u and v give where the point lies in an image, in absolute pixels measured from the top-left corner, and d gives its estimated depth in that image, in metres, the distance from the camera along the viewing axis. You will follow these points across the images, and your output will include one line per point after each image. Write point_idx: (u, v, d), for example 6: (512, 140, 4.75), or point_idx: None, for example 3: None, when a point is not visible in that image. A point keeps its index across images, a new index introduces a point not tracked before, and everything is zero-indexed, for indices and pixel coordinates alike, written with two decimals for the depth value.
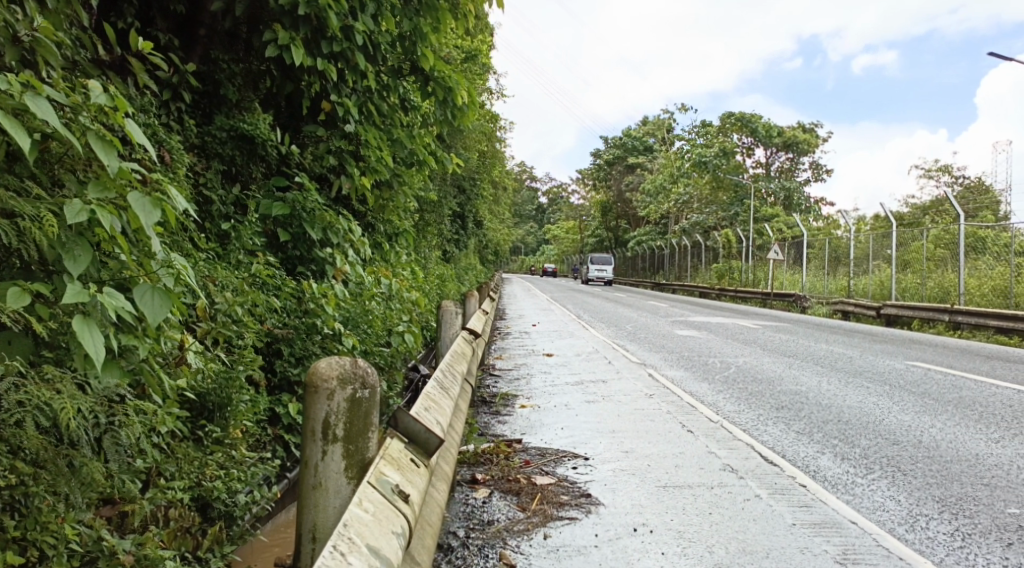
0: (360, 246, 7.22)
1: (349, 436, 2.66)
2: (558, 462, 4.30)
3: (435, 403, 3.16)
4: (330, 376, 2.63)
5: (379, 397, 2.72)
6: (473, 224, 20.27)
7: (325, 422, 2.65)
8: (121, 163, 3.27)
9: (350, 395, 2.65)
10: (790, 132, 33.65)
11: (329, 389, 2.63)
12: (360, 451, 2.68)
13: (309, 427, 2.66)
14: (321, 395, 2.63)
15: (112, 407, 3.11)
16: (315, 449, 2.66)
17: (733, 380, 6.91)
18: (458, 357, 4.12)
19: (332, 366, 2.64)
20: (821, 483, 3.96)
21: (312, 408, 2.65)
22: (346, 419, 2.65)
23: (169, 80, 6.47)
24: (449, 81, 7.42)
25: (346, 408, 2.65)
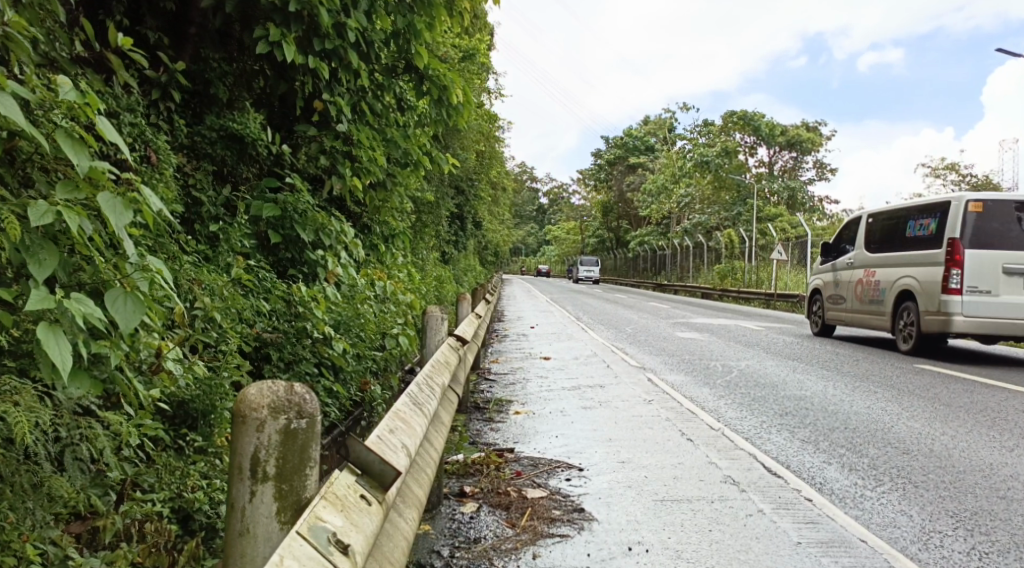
0: (353, 248, 7.06)
1: (283, 475, 2.21)
2: (551, 473, 4.15)
3: (407, 420, 2.90)
4: (260, 405, 2.19)
5: (320, 428, 2.27)
6: (472, 225, 20.16)
7: (255, 459, 2.21)
8: (92, 162, 3.14)
9: (284, 428, 2.20)
10: (794, 131, 33.48)
11: (258, 421, 2.19)
12: (296, 492, 2.22)
13: (235, 464, 2.22)
14: (250, 427, 2.19)
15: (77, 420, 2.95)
16: (242, 490, 2.22)
17: (734, 385, 6.74)
18: (438, 368, 3.90)
19: (262, 393, 2.20)
20: (828, 496, 3.81)
21: (238, 443, 2.20)
22: (279, 456, 2.21)
23: (157, 79, 6.33)
24: (444, 80, 7.27)
25: (278, 442, 2.20)
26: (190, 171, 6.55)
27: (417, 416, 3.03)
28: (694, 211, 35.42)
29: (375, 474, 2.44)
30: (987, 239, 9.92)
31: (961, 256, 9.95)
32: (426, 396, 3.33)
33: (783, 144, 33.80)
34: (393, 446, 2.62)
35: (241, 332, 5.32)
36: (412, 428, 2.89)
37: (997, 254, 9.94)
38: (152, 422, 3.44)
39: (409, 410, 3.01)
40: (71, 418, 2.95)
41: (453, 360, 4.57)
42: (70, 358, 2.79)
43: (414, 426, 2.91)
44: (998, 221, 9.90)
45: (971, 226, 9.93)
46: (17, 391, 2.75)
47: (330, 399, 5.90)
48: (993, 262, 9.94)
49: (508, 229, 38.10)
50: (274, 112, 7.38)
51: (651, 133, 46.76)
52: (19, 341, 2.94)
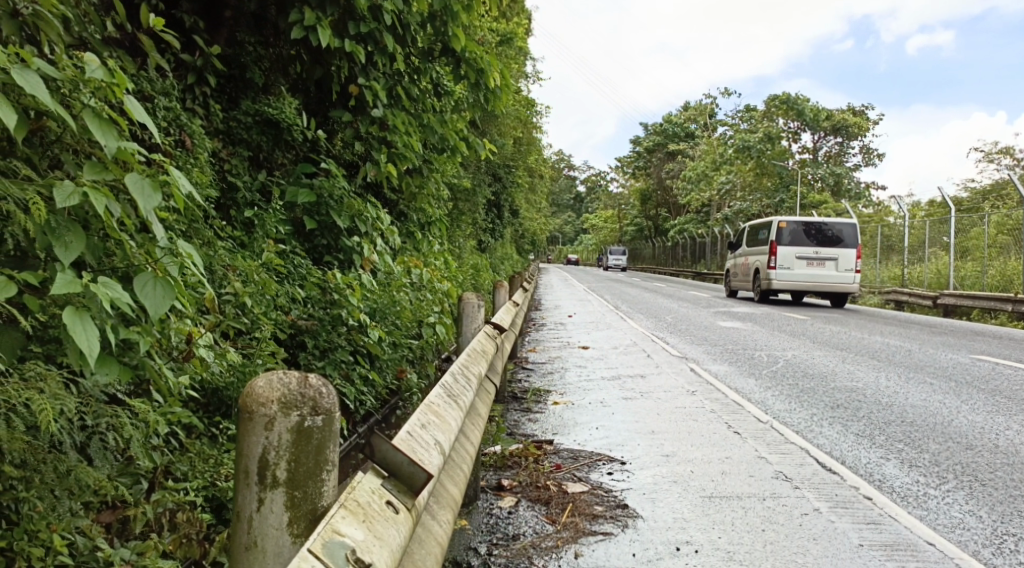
0: (389, 235, 6.96)
1: (295, 480, 2.06)
2: (592, 467, 4.01)
3: (440, 413, 2.78)
4: (269, 400, 2.04)
5: (337, 426, 2.11)
6: (509, 213, 20.02)
7: (263, 462, 2.05)
8: (119, 143, 3.05)
9: (297, 425, 2.05)
10: (839, 115, 32.77)
11: (267, 418, 2.03)
12: (310, 500, 2.07)
13: (241, 468, 2.06)
14: (258, 425, 2.05)
15: (103, 408, 2.87)
16: (249, 497, 2.07)
17: (781, 375, 6.54)
18: (475, 357, 3.77)
19: (272, 387, 2.05)
20: (888, 495, 3.61)
21: (245, 444, 2.05)
22: (291, 458, 2.05)
23: (193, 63, 6.29)
24: (481, 63, 7.11)
25: (290, 442, 2.05)
26: (225, 157, 6.48)
27: (452, 408, 2.91)
28: (736, 198, 34.88)
29: (404, 475, 2.31)
30: (791, 242, 17.21)
31: (777, 250, 17.32)
32: (461, 386, 3.21)
33: (827, 129, 33.08)
34: (425, 443, 2.50)
35: (274, 320, 5.24)
36: (447, 423, 2.77)
37: (796, 250, 17.31)
38: (182, 409, 3.36)
39: (444, 402, 2.89)
40: (96, 406, 2.87)
41: (491, 350, 4.44)
42: (97, 344, 2.71)
43: (449, 420, 2.79)
44: (795, 233, 17.38)
45: (782, 236, 17.27)
46: (43, 378, 2.67)
47: (366, 388, 5.81)
48: (799, 254, 17.06)
49: (545, 217, 37.91)
50: (309, 97, 7.29)
51: (690, 119, 46.14)
52: (46, 326, 2.86)
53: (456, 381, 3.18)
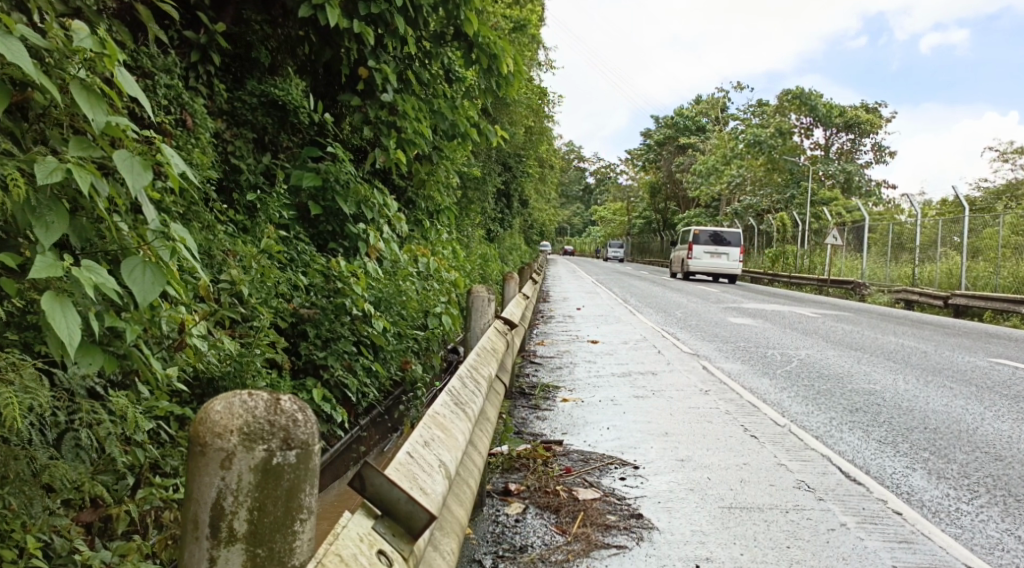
0: (396, 222, 6.77)
1: (256, 534, 1.75)
2: (604, 471, 3.82)
3: (444, 426, 2.56)
4: (227, 431, 1.73)
5: (312, 465, 1.80)
6: (518, 203, 19.79)
7: (218, 509, 1.74)
8: (109, 118, 2.88)
9: (263, 462, 1.74)
10: (853, 111, 32.42)
11: (224, 454, 1.72)
12: (276, 558, 1.77)
13: (190, 515, 1.75)
14: (213, 464, 1.73)
15: (77, 402, 2.70)
16: (198, 554, 1.76)
17: (796, 375, 6.34)
18: (485, 357, 3.59)
19: (232, 415, 1.74)
20: (918, 510, 3.42)
21: (196, 486, 1.74)
22: (252, 505, 1.74)
23: (198, 41, 6.09)
24: (494, 48, 6.87)
25: (252, 485, 1.74)
26: (229, 139, 6.29)
27: (458, 420, 2.69)
28: (746, 193, 34.56)
29: (401, 514, 2.00)
30: (704, 243, 25.84)
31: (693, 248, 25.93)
32: (468, 394, 2.98)
33: (840, 125, 32.72)
34: (427, 465, 2.26)
35: (275, 309, 5.06)
36: (453, 438, 2.56)
37: (707, 248, 25.92)
38: (172, 402, 3.19)
39: (450, 412, 2.68)
40: (69, 401, 2.70)
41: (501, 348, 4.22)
42: (79, 333, 2.53)
43: (455, 436, 2.57)
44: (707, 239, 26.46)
45: (698, 239, 25.83)
46: (16, 367, 2.50)
47: (368, 379, 5.64)
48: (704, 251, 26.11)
49: (554, 208, 37.66)
50: (317, 79, 7.09)
51: (701, 112, 45.74)
52: (25, 312, 2.69)
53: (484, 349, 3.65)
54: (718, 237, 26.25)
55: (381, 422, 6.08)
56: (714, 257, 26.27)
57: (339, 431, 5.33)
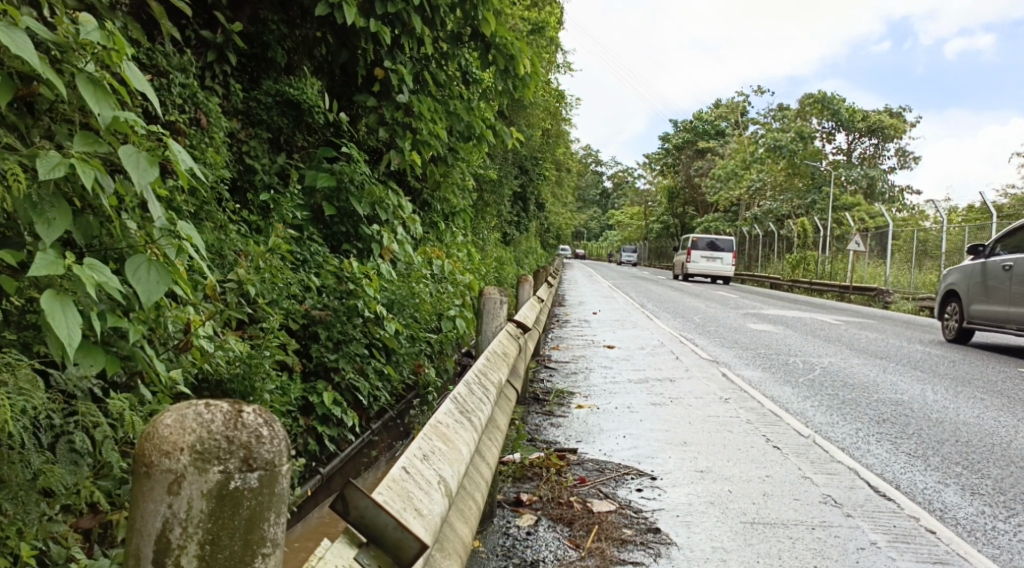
0: (411, 224, 6.68)
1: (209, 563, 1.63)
2: (619, 481, 3.71)
3: (446, 436, 2.44)
4: (177, 449, 1.64)
5: (273, 489, 1.69)
6: (535, 206, 19.68)
7: (165, 536, 1.63)
8: (116, 113, 2.80)
9: (217, 485, 1.64)
10: (877, 116, 32.07)
11: (173, 475, 1.63)
12: None
13: (136, 544, 1.65)
14: (161, 487, 1.64)
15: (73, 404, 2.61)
16: None
17: (818, 384, 6.20)
18: (494, 363, 3.46)
19: (183, 432, 1.65)
20: (952, 528, 3.29)
21: (144, 510, 1.64)
22: (204, 532, 1.63)
23: (214, 40, 6.04)
24: (511, 48, 6.77)
25: (203, 509, 1.63)
26: (243, 138, 6.23)
27: (461, 430, 2.57)
28: (766, 198, 34.27)
29: (390, 541, 1.88)
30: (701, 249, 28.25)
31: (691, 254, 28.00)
32: (473, 403, 2.85)
33: (864, 130, 32.37)
34: (424, 481, 2.13)
35: (286, 310, 4.98)
36: (456, 449, 2.44)
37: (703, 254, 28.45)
38: (175, 405, 3.10)
39: (453, 422, 2.56)
40: (66, 402, 2.61)
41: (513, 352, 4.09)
42: (79, 333, 2.45)
43: (458, 447, 2.45)
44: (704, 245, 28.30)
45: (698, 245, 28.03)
46: (13, 366, 2.43)
47: (380, 383, 5.56)
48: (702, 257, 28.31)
49: (571, 212, 37.58)
50: (334, 79, 7.03)
51: (721, 117, 45.44)
52: (24, 311, 2.61)
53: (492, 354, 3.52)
54: (714, 245, 28.35)
55: (393, 426, 5.99)
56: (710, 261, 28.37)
57: (349, 436, 5.24)
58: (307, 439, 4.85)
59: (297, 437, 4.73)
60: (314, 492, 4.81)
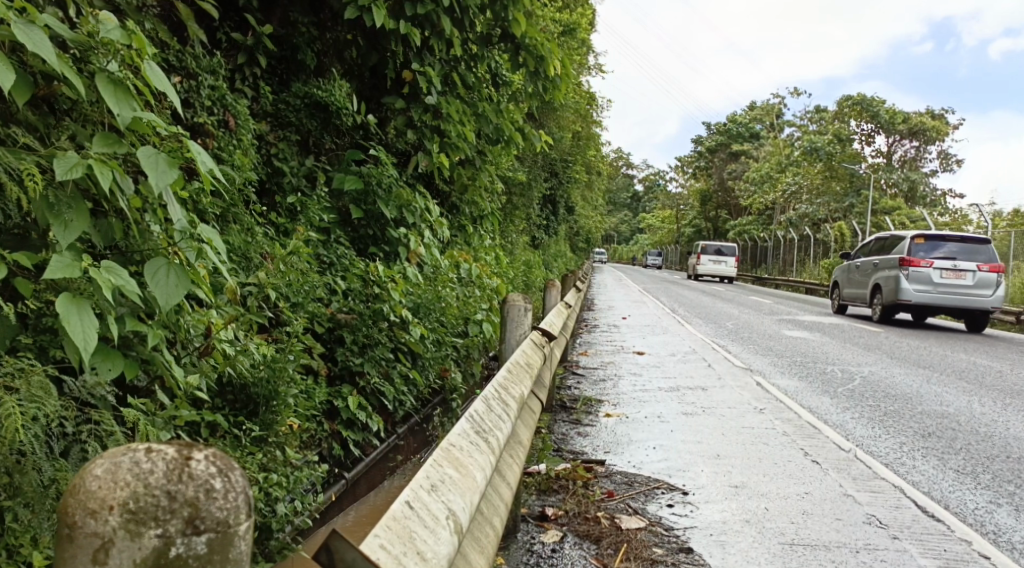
0: (439, 227, 6.62)
1: None
2: (649, 496, 3.60)
3: (459, 461, 2.30)
4: (105, 508, 1.47)
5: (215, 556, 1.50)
6: (564, 210, 19.54)
7: None
8: (136, 114, 2.75)
9: (153, 553, 1.47)
10: (920, 119, 31.42)
11: (100, 540, 1.46)
12: None
13: None
14: (85, 553, 1.46)
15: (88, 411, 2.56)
16: None
17: (857, 395, 6.02)
18: (514, 376, 3.33)
19: (109, 489, 1.48)
20: (1006, 552, 3.14)
21: None
22: None
23: (244, 42, 6.02)
24: (542, 50, 6.66)
25: None
26: (271, 140, 6.19)
27: (476, 454, 2.43)
28: (801, 202, 33.80)
29: None
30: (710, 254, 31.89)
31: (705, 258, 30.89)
32: (489, 422, 2.71)
33: (904, 133, 31.82)
34: (431, 517, 1.98)
35: (311, 314, 4.93)
36: (469, 476, 2.29)
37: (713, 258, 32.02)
38: (193, 411, 3.04)
39: (467, 444, 2.43)
40: (80, 409, 2.56)
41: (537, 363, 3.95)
42: (96, 337, 2.39)
43: (471, 474, 2.31)
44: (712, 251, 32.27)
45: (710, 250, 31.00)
46: (26, 374, 2.40)
47: (405, 388, 5.49)
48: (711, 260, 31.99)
49: (603, 216, 37.45)
50: (363, 82, 7.00)
51: (756, 119, 44.94)
52: (41, 314, 2.57)
53: (511, 366, 3.37)
54: (721, 251, 32.09)
55: (418, 432, 5.93)
56: (718, 264, 32.05)
57: (374, 441, 5.18)
58: (331, 444, 4.79)
59: (321, 442, 4.67)
60: (338, 498, 4.76)
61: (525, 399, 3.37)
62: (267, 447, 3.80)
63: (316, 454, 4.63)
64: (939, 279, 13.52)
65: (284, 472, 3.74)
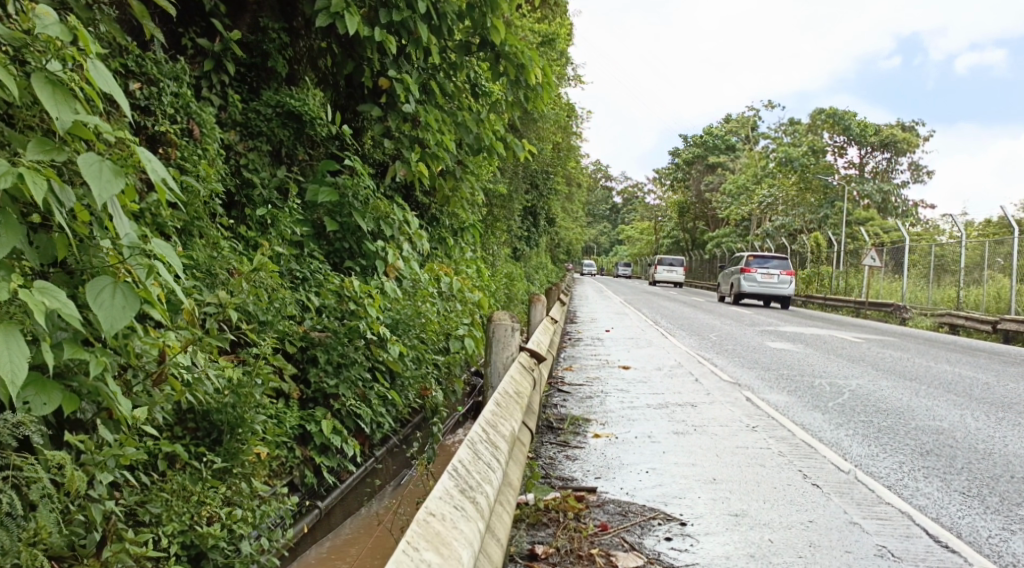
0: (417, 240, 6.37)
1: None
2: (646, 529, 3.35)
3: (440, 539, 2.02)
4: None
5: None
6: (544, 221, 19.38)
7: None
8: (77, 117, 2.50)
9: None
10: (890, 130, 31.76)
11: None
12: None
13: None
14: None
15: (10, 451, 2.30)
16: None
17: (849, 410, 5.81)
18: (502, 412, 3.06)
19: None
20: None
21: None
22: None
23: (212, 48, 5.76)
24: (523, 58, 6.36)
25: None
26: (241, 150, 5.88)
27: (461, 524, 2.16)
28: (779, 212, 33.86)
29: None
30: None
31: None
32: (475, 476, 2.44)
33: (877, 143, 31.97)
34: None
35: (282, 333, 4.66)
36: (454, 557, 2.01)
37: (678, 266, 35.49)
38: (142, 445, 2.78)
39: (450, 513, 2.15)
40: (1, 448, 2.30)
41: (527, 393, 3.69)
42: (26, 366, 2.13)
43: (456, 553, 2.03)
44: None
45: None
46: None
47: (384, 409, 5.23)
48: None
49: (582, 226, 37.42)
50: (338, 90, 6.74)
51: (731, 131, 45.00)
52: None
53: (499, 401, 3.09)
54: None
55: (398, 453, 5.68)
56: None
57: (351, 466, 4.92)
58: (304, 471, 4.52)
59: (292, 470, 4.41)
60: (311, 529, 4.49)
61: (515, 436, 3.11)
62: (231, 480, 3.57)
63: (287, 482, 4.37)
64: (761, 280, 22.62)
65: (251, 505, 3.52)
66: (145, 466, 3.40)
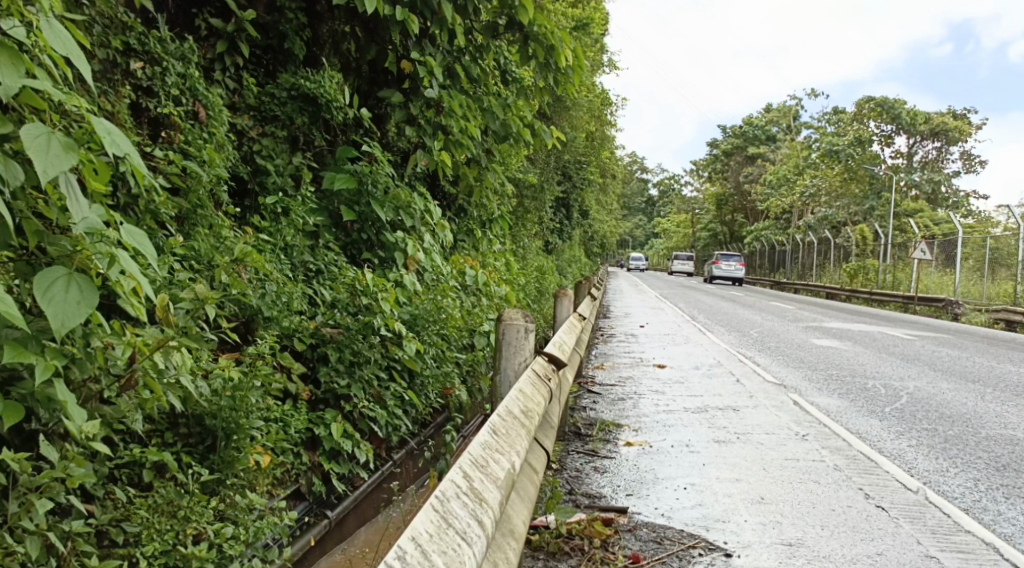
0: (440, 230, 5.97)
1: None
2: (683, 564, 2.97)
3: None
4: None
5: None
6: (579, 213, 18.86)
7: None
8: (23, 82, 2.15)
9: None
10: (938, 119, 30.80)
11: None
12: None
13: None
14: None
15: None
16: None
17: (910, 416, 5.34)
18: (492, 449, 2.52)
19: None
20: None
21: None
22: None
23: (224, 28, 5.38)
24: (552, 38, 5.90)
25: None
26: (255, 136, 5.48)
27: None
28: (821, 204, 32.94)
29: None
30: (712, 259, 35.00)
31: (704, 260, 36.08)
32: (435, 561, 1.90)
33: (925, 132, 30.95)
34: None
35: (290, 329, 4.28)
36: None
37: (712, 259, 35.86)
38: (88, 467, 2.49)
39: None
40: None
41: (535, 412, 3.14)
42: None
43: None
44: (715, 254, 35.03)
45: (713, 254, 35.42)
46: None
47: (400, 411, 4.85)
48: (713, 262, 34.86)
49: (618, 219, 36.79)
50: (360, 75, 6.37)
51: (771, 122, 43.86)
52: None
53: (489, 437, 2.54)
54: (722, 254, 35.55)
55: (419, 456, 5.29)
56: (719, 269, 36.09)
57: (364, 472, 4.56)
58: (311, 479, 4.17)
59: (298, 477, 4.06)
60: (318, 542, 4.16)
61: (512, 477, 2.57)
62: (224, 492, 3.22)
63: (291, 492, 4.02)
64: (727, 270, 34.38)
65: (244, 521, 3.15)
66: (127, 477, 3.04)
